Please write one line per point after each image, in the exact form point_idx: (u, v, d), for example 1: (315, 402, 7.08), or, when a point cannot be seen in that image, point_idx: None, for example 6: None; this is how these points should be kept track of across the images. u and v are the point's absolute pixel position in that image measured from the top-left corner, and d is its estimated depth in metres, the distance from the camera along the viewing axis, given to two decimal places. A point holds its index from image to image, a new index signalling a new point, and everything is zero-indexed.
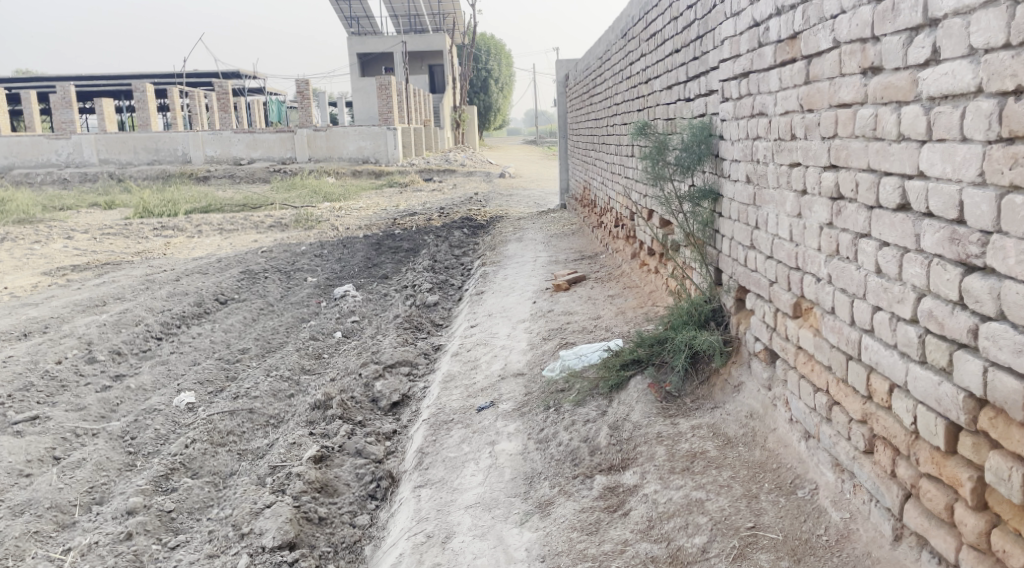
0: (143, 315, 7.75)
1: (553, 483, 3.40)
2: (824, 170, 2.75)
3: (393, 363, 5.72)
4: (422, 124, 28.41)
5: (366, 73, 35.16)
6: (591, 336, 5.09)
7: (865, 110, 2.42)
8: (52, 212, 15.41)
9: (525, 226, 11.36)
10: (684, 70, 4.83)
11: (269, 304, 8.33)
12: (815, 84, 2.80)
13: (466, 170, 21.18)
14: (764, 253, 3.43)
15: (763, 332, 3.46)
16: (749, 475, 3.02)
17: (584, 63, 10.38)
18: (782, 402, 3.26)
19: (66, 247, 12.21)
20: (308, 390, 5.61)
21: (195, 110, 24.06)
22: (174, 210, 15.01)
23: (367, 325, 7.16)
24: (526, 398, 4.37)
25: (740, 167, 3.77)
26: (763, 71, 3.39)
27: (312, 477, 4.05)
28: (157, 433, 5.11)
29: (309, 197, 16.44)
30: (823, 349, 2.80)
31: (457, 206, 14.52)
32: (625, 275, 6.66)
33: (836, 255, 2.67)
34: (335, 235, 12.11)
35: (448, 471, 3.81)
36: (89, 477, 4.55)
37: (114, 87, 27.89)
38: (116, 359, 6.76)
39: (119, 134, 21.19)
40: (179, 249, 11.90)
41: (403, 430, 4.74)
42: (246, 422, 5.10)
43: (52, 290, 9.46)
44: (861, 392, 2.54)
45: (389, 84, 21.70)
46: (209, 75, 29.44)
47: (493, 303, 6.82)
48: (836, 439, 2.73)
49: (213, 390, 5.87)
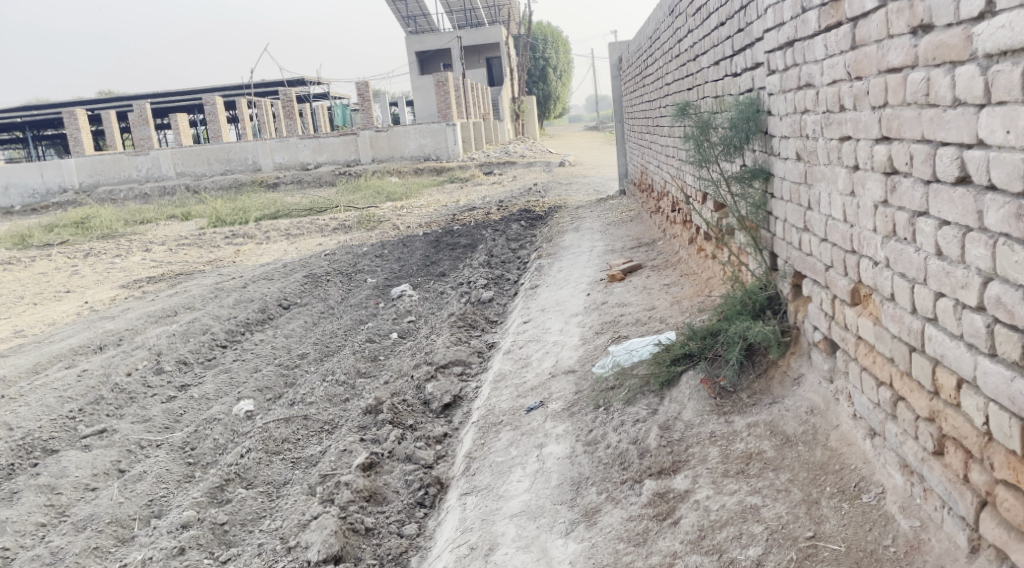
0: (210, 323, 7.87)
1: (600, 489, 3.24)
2: (876, 143, 2.49)
3: (445, 363, 5.62)
4: (481, 117, 28.34)
5: (425, 70, 35.30)
6: (644, 329, 4.89)
7: (915, 73, 2.16)
8: (132, 226, 15.94)
9: (583, 215, 11.14)
10: (729, 43, 4.55)
11: (329, 307, 8.37)
12: (862, 49, 2.54)
13: (526, 161, 21.04)
14: (818, 235, 3.17)
15: (822, 321, 3.21)
16: (809, 477, 2.79)
17: (635, 44, 10.06)
18: (844, 396, 3.01)
19: (144, 259, 12.58)
20: (362, 394, 5.55)
21: (262, 119, 24.60)
22: (245, 217, 15.32)
23: (423, 324, 7.09)
24: (576, 397, 4.21)
25: (789, 144, 3.51)
26: (808, 38, 3.12)
27: (360, 485, 3.98)
28: (217, 443, 5.07)
29: (373, 197, 16.56)
30: (884, 340, 2.54)
31: (517, 198, 14.39)
32: (683, 262, 6.41)
33: (893, 237, 2.42)
34: (396, 235, 12.13)
35: (494, 477, 3.69)
36: (149, 490, 4.52)
37: (186, 101, 28.76)
38: (182, 369, 6.86)
39: (193, 147, 21.84)
40: (248, 256, 12.12)
41: (454, 433, 4.61)
42: (301, 429, 5.04)
43: (128, 302, 9.72)
44: (926, 387, 2.28)
45: (446, 79, 21.70)
46: (275, 83, 30.07)
47: (547, 297, 6.66)
48: (904, 439, 2.47)
49: (272, 396, 5.87)
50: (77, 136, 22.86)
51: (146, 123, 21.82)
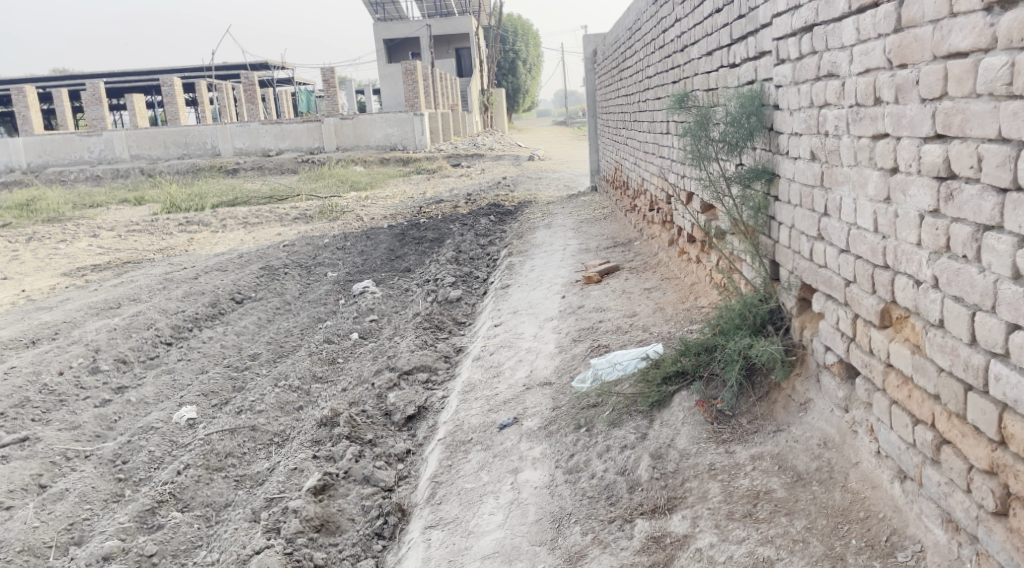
0: (156, 317, 7.30)
1: (585, 529, 2.85)
2: (926, 141, 2.13)
3: (409, 370, 5.19)
4: (449, 108, 27.74)
5: (392, 59, 34.45)
6: (626, 338, 4.50)
7: (993, 56, 1.82)
8: (81, 210, 15.14)
9: (555, 211, 10.72)
10: (727, 32, 4.17)
11: (286, 303, 7.85)
12: (910, 32, 2.18)
13: (496, 154, 20.53)
14: (837, 246, 2.81)
15: (837, 342, 2.84)
16: (829, 527, 2.44)
17: (612, 36, 9.68)
18: (865, 429, 2.66)
19: (90, 245, 11.87)
20: (318, 401, 5.08)
21: (223, 102, 23.76)
22: (201, 204, 14.63)
23: (386, 324, 6.62)
24: (554, 414, 3.81)
25: (801, 142, 3.13)
26: (832, 22, 2.75)
27: (311, 513, 3.58)
28: (152, 455, 4.55)
29: (336, 186, 15.97)
30: (927, 373, 2.18)
31: (485, 192, 13.90)
32: (664, 264, 6.06)
33: (945, 254, 2.06)
34: (359, 226, 11.60)
35: (463, 507, 3.27)
36: (69, 512, 4.03)
37: (144, 81, 27.76)
38: (121, 368, 6.31)
39: (149, 129, 20.94)
40: (202, 245, 11.47)
41: (418, 449, 4.18)
42: (248, 442, 4.55)
43: (69, 292, 9.07)
44: (986, 435, 1.94)
45: (414, 69, 21.09)
46: (237, 66, 29.19)
47: (519, 299, 6.24)
48: (949, 490, 2.13)
49: (217, 402, 5.35)
50: (26, 114, 21.81)
51: (99, 102, 20.83)
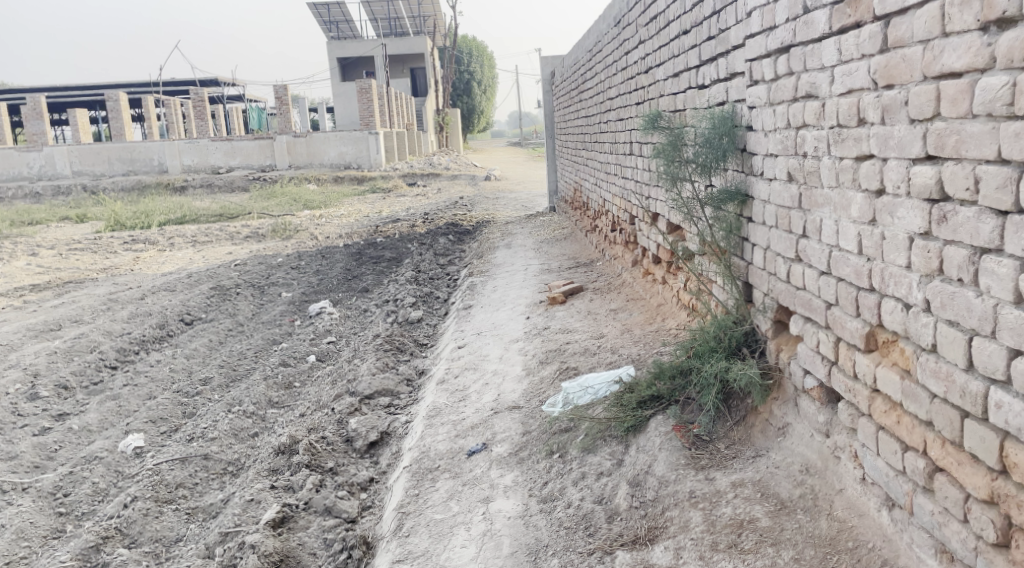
0: (100, 340, 6.98)
1: (563, 562, 2.73)
2: (915, 162, 2.10)
3: (370, 394, 5.02)
4: (404, 128, 27.60)
5: (346, 77, 34.20)
6: (595, 360, 4.40)
7: (992, 76, 1.82)
8: (19, 227, 14.55)
9: (514, 231, 10.65)
10: (695, 53, 4.15)
11: (239, 324, 7.59)
12: (896, 51, 2.16)
13: (452, 173, 20.40)
14: (817, 268, 2.77)
15: (818, 366, 2.79)
16: (818, 558, 2.38)
17: (571, 58, 9.67)
18: (848, 454, 2.62)
19: (29, 264, 11.39)
20: (274, 428, 4.87)
21: (171, 118, 23.24)
22: (147, 222, 14.20)
23: (344, 346, 6.43)
24: (524, 439, 3.69)
25: (777, 163, 3.10)
26: (810, 43, 2.73)
27: (270, 548, 3.39)
28: (95, 488, 4.32)
29: (289, 205, 15.68)
30: (918, 398, 2.15)
31: (443, 211, 13.76)
32: (628, 285, 6.01)
33: (938, 278, 2.04)
34: (313, 245, 11.36)
35: (433, 539, 3.13)
36: (5, 550, 3.78)
37: (89, 96, 27.03)
38: (62, 394, 5.99)
39: (92, 145, 20.32)
40: (149, 264, 11.10)
41: (382, 478, 4.02)
42: (200, 472, 4.34)
43: (7, 313, 8.65)
44: (986, 463, 1.92)
45: (369, 87, 20.94)
46: (185, 82, 28.64)
47: (482, 320, 6.12)
48: (944, 519, 2.10)
49: (167, 429, 5.10)
50: None
51: (41, 117, 20.14)
